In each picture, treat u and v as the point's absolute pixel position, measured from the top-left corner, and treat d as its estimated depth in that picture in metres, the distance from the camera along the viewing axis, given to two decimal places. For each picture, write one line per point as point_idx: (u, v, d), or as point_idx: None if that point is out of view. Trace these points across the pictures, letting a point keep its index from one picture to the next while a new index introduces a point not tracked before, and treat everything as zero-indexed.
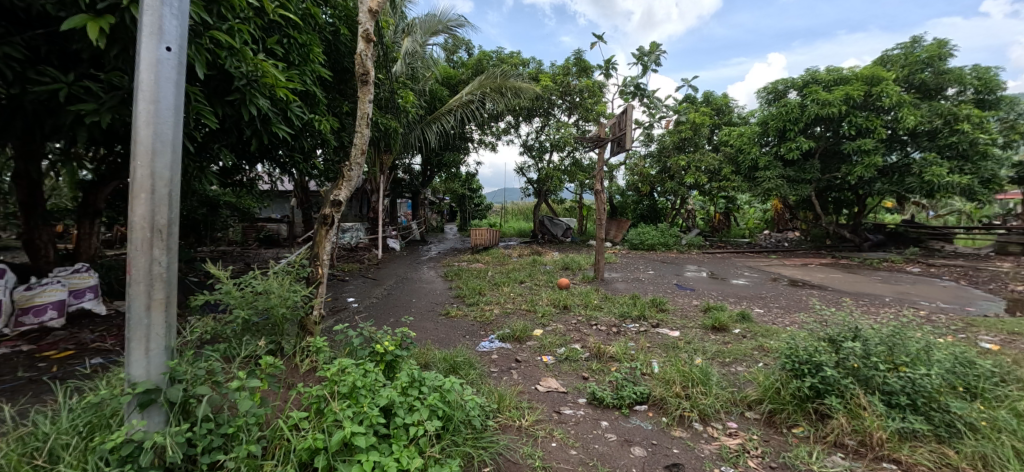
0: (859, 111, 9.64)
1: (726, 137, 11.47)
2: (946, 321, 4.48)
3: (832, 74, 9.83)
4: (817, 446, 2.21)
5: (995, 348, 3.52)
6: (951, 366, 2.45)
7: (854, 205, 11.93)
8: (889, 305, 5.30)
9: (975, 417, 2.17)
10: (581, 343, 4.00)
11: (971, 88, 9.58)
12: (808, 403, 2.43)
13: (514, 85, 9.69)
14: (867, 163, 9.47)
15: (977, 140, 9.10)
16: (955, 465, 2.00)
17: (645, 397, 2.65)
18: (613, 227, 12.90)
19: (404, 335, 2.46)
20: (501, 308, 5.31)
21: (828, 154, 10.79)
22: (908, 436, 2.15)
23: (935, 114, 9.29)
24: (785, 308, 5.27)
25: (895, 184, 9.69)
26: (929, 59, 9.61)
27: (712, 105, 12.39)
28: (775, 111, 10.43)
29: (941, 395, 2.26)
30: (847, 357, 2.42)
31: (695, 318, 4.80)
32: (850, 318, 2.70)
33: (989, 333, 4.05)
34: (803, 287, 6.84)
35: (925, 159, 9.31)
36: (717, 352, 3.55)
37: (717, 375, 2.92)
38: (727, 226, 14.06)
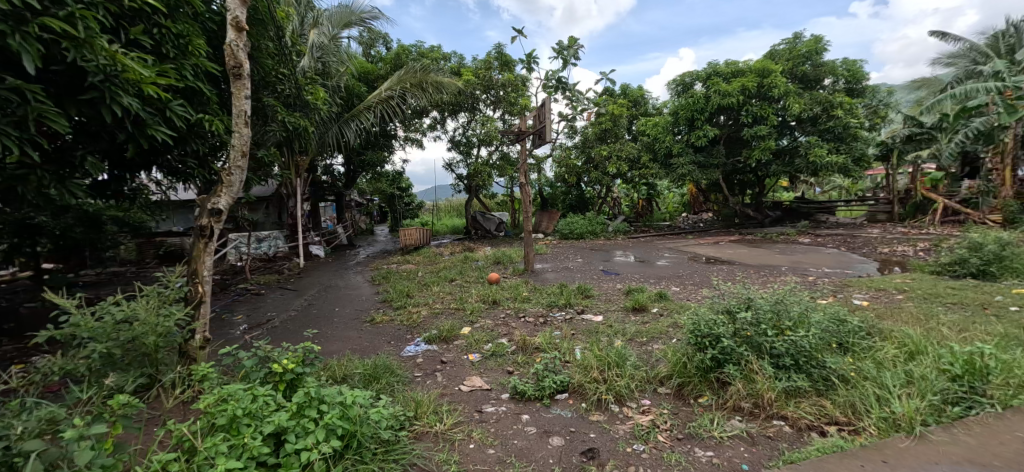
0: (754, 101, 10.59)
1: (643, 127, 12.01)
2: (829, 284, 5.07)
3: (730, 67, 10.71)
4: (719, 413, 2.36)
5: (865, 305, 4.03)
6: (827, 325, 2.75)
7: (756, 186, 13.14)
8: (784, 274, 5.89)
9: (846, 369, 2.44)
10: (508, 337, 3.99)
11: (842, 79, 10.90)
12: (711, 374, 2.60)
13: (435, 80, 9.42)
14: (763, 147, 10.45)
15: (849, 124, 10.39)
16: (831, 415, 2.24)
17: (565, 385, 2.68)
18: (544, 219, 13.07)
19: (307, 351, 2.28)
20: (430, 309, 5.17)
21: (732, 140, 11.78)
22: (793, 393, 2.37)
23: (815, 102, 10.44)
24: (698, 284, 5.67)
25: (786, 165, 10.90)
26: (808, 54, 10.78)
27: (629, 97, 12.98)
28: (683, 101, 11.17)
29: (819, 353, 2.52)
30: (742, 327, 2.63)
31: (618, 302, 5.00)
32: (744, 290, 2.94)
33: (862, 291, 4.65)
34: (715, 263, 7.39)
35: (810, 142, 10.46)
36: (636, 333, 3.72)
37: (633, 355, 3.05)
38: (649, 211, 14.89)
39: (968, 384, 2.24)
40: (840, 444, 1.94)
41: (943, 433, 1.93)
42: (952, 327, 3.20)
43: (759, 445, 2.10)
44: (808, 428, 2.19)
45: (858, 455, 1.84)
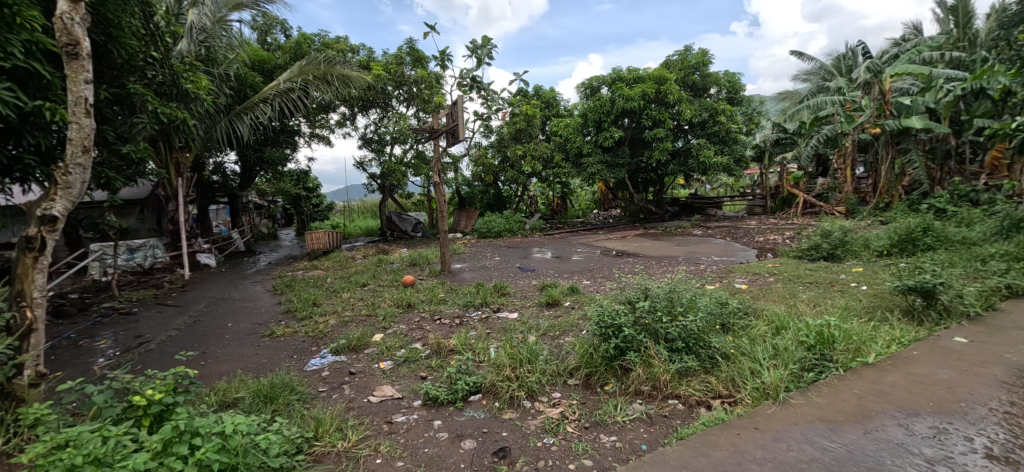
0: (653, 105, 11.49)
1: (555, 128, 12.38)
2: (716, 271, 5.67)
3: (632, 73, 11.50)
4: (622, 398, 2.51)
5: (743, 288, 4.58)
6: (711, 309, 3.06)
7: (656, 184, 14.29)
8: (681, 264, 6.48)
9: (727, 347, 2.73)
10: (423, 341, 3.87)
11: (724, 89, 12.25)
12: (615, 362, 2.76)
13: (341, 73, 8.84)
14: (662, 148, 11.39)
15: (730, 129, 11.73)
16: (716, 389, 2.47)
17: (478, 386, 2.67)
18: (462, 218, 12.94)
19: (182, 376, 1.99)
20: (338, 317, 4.84)
21: (635, 141, 12.66)
22: (685, 373, 2.60)
23: (704, 109, 11.61)
24: (606, 277, 6.02)
25: (681, 165, 11.99)
26: (697, 65, 11.95)
27: (542, 98, 13.37)
28: (591, 104, 11.78)
29: (705, 334, 2.79)
30: (640, 315, 2.83)
31: (533, 298, 5.12)
32: (643, 281, 3.17)
33: (742, 276, 5.28)
34: (622, 257, 7.90)
35: (700, 144, 11.62)
36: (549, 327, 3.83)
37: (545, 350, 3.13)
38: (564, 209, 15.49)
39: (820, 352, 2.62)
40: (722, 417, 2.16)
41: (801, 397, 2.23)
42: (808, 303, 3.75)
43: (656, 425, 2.27)
44: (698, 404, 2.41)
45: (736, 424, 2.05)
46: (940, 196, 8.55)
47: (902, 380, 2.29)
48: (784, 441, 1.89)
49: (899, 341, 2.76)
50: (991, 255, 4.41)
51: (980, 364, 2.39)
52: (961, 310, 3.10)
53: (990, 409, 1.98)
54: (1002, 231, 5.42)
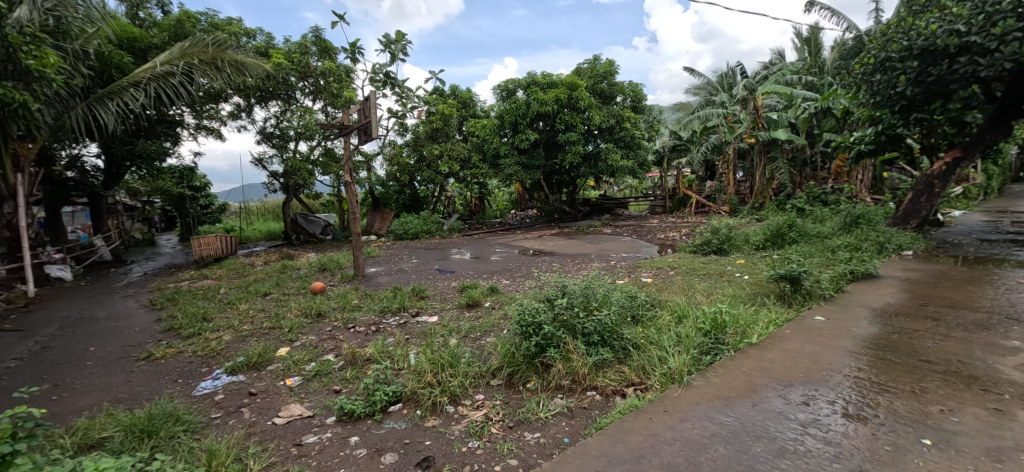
0: (566, 110, 11.98)
1: (472, 128, 12.37)
2: (625, 267, 6.07)
3: (546, 78, 11.89)
4: (544, 394, 2.56)
5: (649, 281, 4.96)
6: (623, 303, 3.25)
7: (569, 186, 14.94)
8: (593, 261, 6.83)
9: (637, 337, 2.91)
10: (335, 351, 3.61)
11: (629, 97, 13.07)
12: (536, 359, 2.81)
13: (236, 59, 7.88)
14: (574, 151, 11.94)
15: (634, 135, 12.66)
16: (629, 378, 2.63)
17: (398, 396, 2.55)
18: (377, 220, 12.30)
19: (23, 418, 1.62)
20: (235, 332, 4.33)
21: (549, 143, 13.09)
22: (601, 365, 2.72)
23: (611, 115, 12.39)
24: (525, 276, 6.14)
25: (591, 167, 12.67)
26: (604, 74, 12.71)
27: (459, 98, 13.27)
28: (507, 106, 11.96)
29: (618, 327, 2.96)
30: (559, 312, 2.91)
31: (453, 300, 5.04)
32: (560, 279, 3.28)
33: (648, 270, 5.71)
34: (539, 255, 8.12)
35: (608, 148, 12.38)
36: (470, 329, 3.80)
37: (466, 352, 3.10)
38: (482, 209, 15.52)
39: (715, 336, 2.92)
40: (636, 403, 2.30)
41: (702, 379, 2.45)
42: (703, 293, 4.16)
43: (577, 417, 2.34)
44: (613, 393, 2.54)
45: (648, 409, 2.20)
46: (800, 197, 10.06)
47: (779, 357, 2.63)
48: (689, 420, 2.06)
49: (775, 322, 3.17)
50: (838, 246, 5.28)
51: (834, 338, 2.84)
52: (819, 293, 3.67)
53: (844, 375, 2.35)
54: (845, 226, 6.52)
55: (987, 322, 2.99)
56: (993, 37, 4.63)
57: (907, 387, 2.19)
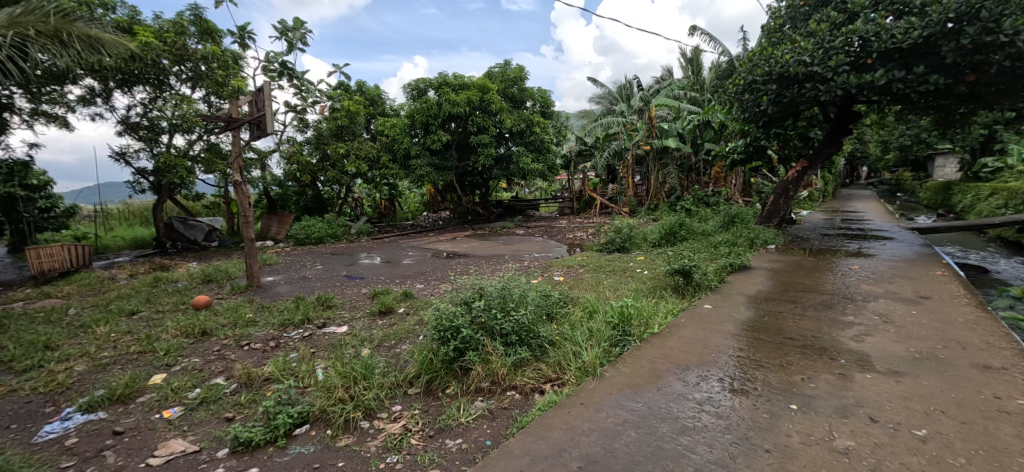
0: (478, 113, 12.01)
1: (381, 127, 11.84)
2: (538, 267, 6.25)
3: (457, 79, 11.80)
4: (464, 399, 2.53)
5: (561, 280, 5.16)
6: (538, 302, 3.33)
7: (482, 187, 15.02)
8: (507, 262, 6.93)
9: (552, 335, 3.00)
10: (227, 373, 3.19)
11: (538, 103, 13.58)
12: (454, 363, 2.76)
13: (98, 37, 6.33)
14: (486, 154, 12.02)
15: (544, 139, 13.13)
16: (546, 375, 2.70)
17: (305, 416, 2.33)
18: (273, 223, 11.19)
19: None
20: (91, 361, 3.61)
21: (462, 145, 13.00)
22: (519, 365, 2.76)
23: (521, 120, 12.68)
24: (440, 280, 6.01)
25: (504, 170, 12.86)
26: (515, 79, 12.99)
27: (366, 95, 12.61)
28: (418, 106, 11.65)
29: (535, 325, 3.02)
30: (477, 315, 2.89)
31: (363, 308, 4.75)
32: (476, 281, 3.26)
33: (560, 269, 5.93)
34: (454, 258, 8.03)
35: (519, 151, 12.67)
36: (383, 337, 3.61)
37: (380, 362, 2.94)
38: (392, 211, 14.89)
39: (622, 328, 3.12)
40: (554, 399, 2.37)
41: (612, 369, 2.60)
42: (610, 289, 4.44)
43: (498, 418, 2.35)
44: (532, 391, 2.59)
45: (566, 403, 2.27)
46: (687, 200, 11.26)
47: (677, 343, 2.89)
48: (603, 410, 2.17)
49: (673, 312, 3.49)
50: (719, 242, 6.00)
51: (720, 323, 3.20)
52: (706, 284, 4.12)
53: (729, 355, 2.65)
54: (724, 224, 7.43)
55: (830, 302, 3.60)
56: (830, 68, 5.58)
57: (777, 362, 2.54)
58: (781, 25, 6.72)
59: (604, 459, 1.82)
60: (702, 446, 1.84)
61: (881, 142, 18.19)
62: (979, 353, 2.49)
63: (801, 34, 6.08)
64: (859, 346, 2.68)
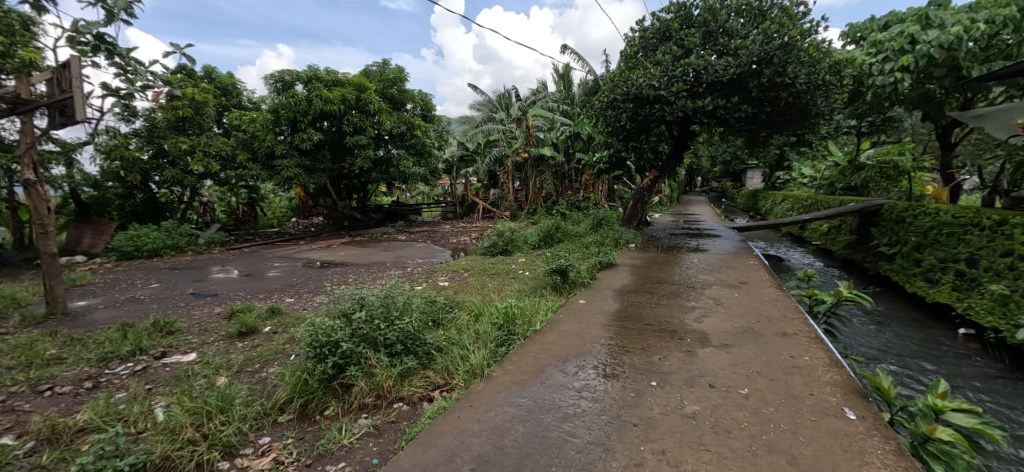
0: (354, 112, 11.28)
1: (236, 121, 10.38)
2: (422, 273, 6.12)
3: (330, 75, 10.95)
4: (346, 418, 2.36)
5: (446, 285, 5.14)
6: (424, 308, 3.26)
7: (360, 191, 14.14)
8: (389, 269, 6.64)
9: (439, 340, 2.95)
10: (18, 430, 2.46)
11: (419, 106, 13.32)
12: (334, 381, 2.56)
13: None
14: (364, 156, 11.36)
15: (425, 143, 12.91)
16: (434, 382, 2.66)
17: (140, 469, 1.94)
18: (85, 233, 8.95)
19: None
20: None
21: (336, 145, 12.08)
22: (406, 374, 2.67)
23: (402, 122, 12.26)
24: (313, 292, 5.50)
25: (384, 173, 12.31)
26: (394, 79, 12.53)
27: (216, 84, 10.93)
28: (283, 100, 10.47)
29: (421, 333, 2.95)
30: (358, 326, 2.72)
31: (217, 330, 4.10)
32: (357, 291, 3.06)
33: (444, 274, 5.90)
34: (328, 267, 7.41)
35: (400, 154, 12.24)
36: (245, 361, 3.17)
37: (243, 390, 2.58)
38: (253, 217, 13.13)
39: (507, 328, 3.24)
40: (443, 405, 2.35)
41: (499, 368, 2.67)
42: (494, 291, 4.56)
43: (384, 434, 2.24)
44: (420, 400, 2.54)
45: (456, 408, 2.27)
46: (562, 204, 12.13)
47: (557, 338, 3.10)
48: (492, 409, 2.22)
49: (552, 309, 3.73)
50: (590, 243, 6.58)
51: (592, 316, 3.53)
52: (580, 282, 4.50)
53: (601, 344, 2.94)
54: (594, 227, 8.18)
55: (678, 291, 4.22)
56: (672, 93, 6.57)
57: (639, 346, 2.89)
58: (635, 52, 7.67)
59: (495, 458, 1.86)
60: (583, 430, 2.01)
61: (710, 157, 21.94)
62: (779, 324, 3.16)
63: (651, 62, 7.02)
64: (699, 326, 3.19)
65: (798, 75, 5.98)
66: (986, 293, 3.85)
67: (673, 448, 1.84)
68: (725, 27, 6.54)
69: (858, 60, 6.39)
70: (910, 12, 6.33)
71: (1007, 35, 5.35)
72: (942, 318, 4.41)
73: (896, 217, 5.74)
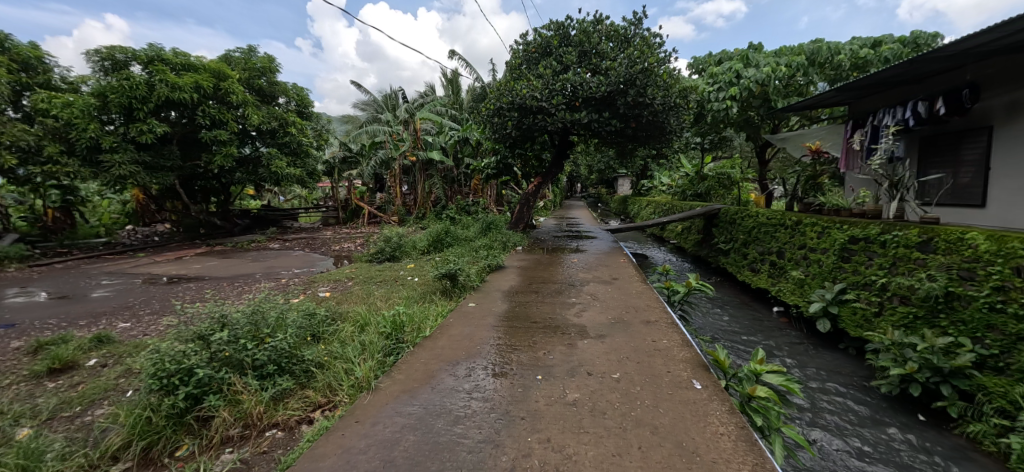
0: (211, 102, 9.79)
1: (43, 104, 8.30)
2: (298, 284, 5.58)
3: (179, 58, 9.38)
4: (204, 457, 2.06)
5: (327, 295, 4.77)
6: (301, 322, 2.98)
7: (220, 194, 12.37)
8: (258, 282, 5.91)
9: (320, 355, 2.72)
10: None
11: (294, 101, 12.13)
12: (188, 415, 2.20)
13: None
14: (225, 154, 9.95)
15: (301, 142, 11.80)
16: (314, 401, 2.45)
17: None
18: None
19: None
20: None
21: (187, 140, 10.37)
22: (280, 397, 2.41)
23: (272, 117, 11.00)
24: (158, 312, 4.64)
25: (250, 174, 10.93)
26: (263, 69, 11.23)
27: (11, 56, 8.61)
28: (112, 82, 8.61)
29: (298, 349, 2.68)
30: (218, 349, 2.39)
31: (15, 369, 3.22)
32: (216, 308, 2.68)
33: (325, 284, 5.47)
34: (178, 282, 6.31)
35: (270, 153, 10.98)
36: (60, 404, 2.54)
37: (57, 441, 2.08)
38: (71, 225, 10.44)
39: (396, 336, 3.13)
40: (325, 425, 2.17)
41: (387, 378, 2.57)
42: (382, 299, 4.37)
43: (255, 467, 2.00)
44: (298, 423, 2.31)
45: (339, 426, 2.12)
46: (452, 209, 12.10)
47: (447, 342, 3.09)
48: (380, 421, 2.13)
49: (442, 314, 3.71)
50: (480, 246, 6.69)
51: (482, 318, 3.59)
52: (470, 285, 4.55)
53: (491, 345, 3.01)
54: (483, 231, 8.33)
55: (561, 289, 4.52)
56: (552, 105, 7.03)
57: (526, 344, 3.02)
58: (520, 64, 8.03)
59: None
60: (474, 430, 2.03)
61: (587, 166, 23.93)
62: (644, 313, 3.59)
63: (534, 74, 7.42)
64: (579, 320, 3.46)
65: (656, 96, 6.86)
66: (790, 277, 4.86)
67: (557, 435, 1.97)
68: (597, 48, 7.23)
69: (700, 87, 7.57)
70: (736, 51, 7.70)
71: (799, 77, 6.83)
72: (762, 299, 5.44)
73: (729, 219, 6.94)
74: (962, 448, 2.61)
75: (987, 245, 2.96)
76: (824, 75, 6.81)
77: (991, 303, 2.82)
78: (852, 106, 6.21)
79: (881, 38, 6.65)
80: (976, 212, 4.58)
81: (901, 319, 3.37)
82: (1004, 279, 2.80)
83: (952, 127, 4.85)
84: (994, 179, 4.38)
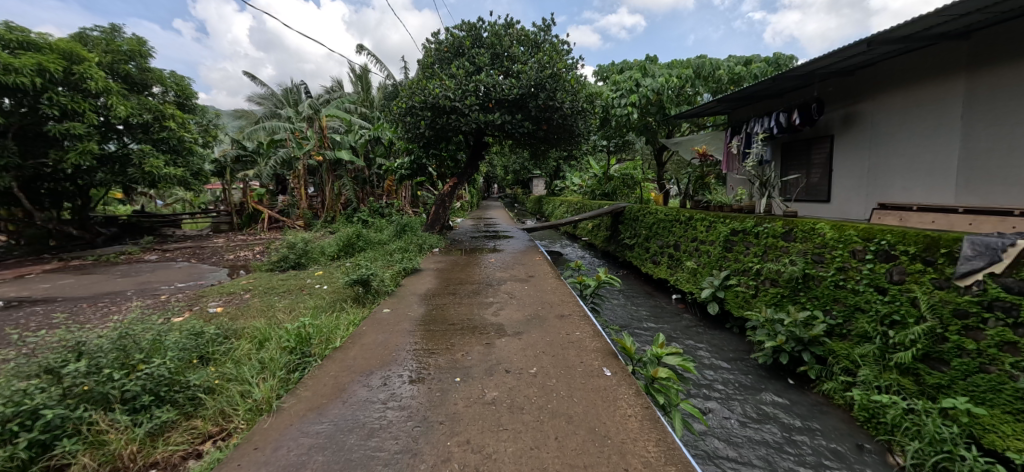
0: (60, 89, 8.17)
1: None
2: (182, 300, 4.90)
3: (13, 34, 7.72)
4: None
5: (219, 311, 4.26)
6: (185, 343, 2.62)
7: (76, 198, 10.33)
8: (129, 301, 5.06)
9: (209, 380, 2.40)
10: None
11: (172, 91, 10.63)
12: (32, 467, 1.83)
13: None
14: (83, 150, 8.38)
15: (183, 138, 10.32)
16: (204, 432, 2.17)
17: None
18: None
19: None
20: None
21: (26, 134, 8.52)
22: (159, 432, 2.09)
23: (144, 109, 9.48)
24: None
25: (116, 174, 9.33)
26: (130, 53, 9.68)
27: None
28: None
29: (181, 375, 2.35)
30: (74, 383, 2.02)
31: None
32: (71, 337, 2.27)
33: (216, 298, 4.88)
34: (17, 307, 5.17)
35: (143, 150, 9.48)
36: None
37: None
38: None
39: (301, 350, 2.90)
40: (217, 456, 1.93)
41: (291, 398, 2.35)
42: (284, 310, 4.01)
43: None
44: (183, 460, 2.01)
45: (235, 455, 1.90)
46: (363, 211, 11.49)
47: (359, 352, 2.92)
48: (283, 445, 1.95)
49: (355, 322, 3.50)
50: (394, 250, 6.45)
51: (397, 324, 3.45)
52: (384, 290, 4.36)
53: (407, 351, 2.91)
54: (397, 233, 8.03)
55: (478, 290, 4.53)
56: (466, 106, 7.00)
57: (444, 347, 2.97)
58: (432, 63, 7.89)
59: None
60: (389, 441, 1.95)
61: (504, 167, 24.33)
62: (558, 308, 3.73)
63: (446, 74, 7.32)
64: (497, 319, 3.50)
65: (565, 101, 7.19)
66: (685, 267, 5.38)
67: (476, 435, 1.97)
68: (508, 52, 7.34)
69: (605, 94, 8.06)
70: (636, 62, 8.35)
71: (688, 88, 7.58)
72: (663, 288, 5.97)
73: (633, 216, 7.50)
74: (819, 404, 3.10)
75: (832, 233, 3.53)
76: (708, 87, 7.66)
77: (836, 281, 3.38)
78: (730, 115, 7.04)
79: (750, 57, 7.63)
80: (823, 206, 5.47)
81: (772, 298, 3.92)
82: (844, 260, 3.38)
83: (804, 135, 5.74)
84: (836, 178, 5.25)
